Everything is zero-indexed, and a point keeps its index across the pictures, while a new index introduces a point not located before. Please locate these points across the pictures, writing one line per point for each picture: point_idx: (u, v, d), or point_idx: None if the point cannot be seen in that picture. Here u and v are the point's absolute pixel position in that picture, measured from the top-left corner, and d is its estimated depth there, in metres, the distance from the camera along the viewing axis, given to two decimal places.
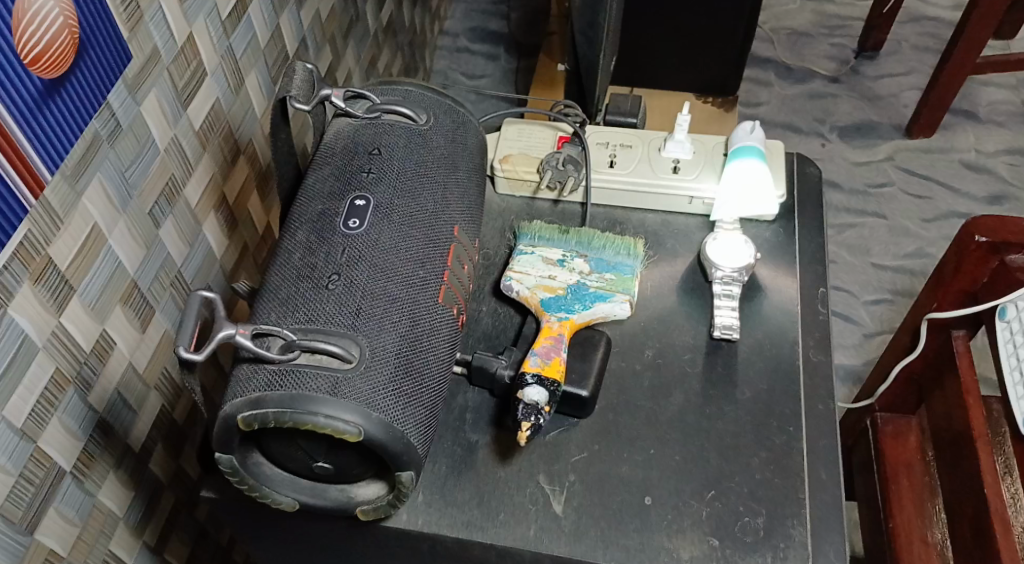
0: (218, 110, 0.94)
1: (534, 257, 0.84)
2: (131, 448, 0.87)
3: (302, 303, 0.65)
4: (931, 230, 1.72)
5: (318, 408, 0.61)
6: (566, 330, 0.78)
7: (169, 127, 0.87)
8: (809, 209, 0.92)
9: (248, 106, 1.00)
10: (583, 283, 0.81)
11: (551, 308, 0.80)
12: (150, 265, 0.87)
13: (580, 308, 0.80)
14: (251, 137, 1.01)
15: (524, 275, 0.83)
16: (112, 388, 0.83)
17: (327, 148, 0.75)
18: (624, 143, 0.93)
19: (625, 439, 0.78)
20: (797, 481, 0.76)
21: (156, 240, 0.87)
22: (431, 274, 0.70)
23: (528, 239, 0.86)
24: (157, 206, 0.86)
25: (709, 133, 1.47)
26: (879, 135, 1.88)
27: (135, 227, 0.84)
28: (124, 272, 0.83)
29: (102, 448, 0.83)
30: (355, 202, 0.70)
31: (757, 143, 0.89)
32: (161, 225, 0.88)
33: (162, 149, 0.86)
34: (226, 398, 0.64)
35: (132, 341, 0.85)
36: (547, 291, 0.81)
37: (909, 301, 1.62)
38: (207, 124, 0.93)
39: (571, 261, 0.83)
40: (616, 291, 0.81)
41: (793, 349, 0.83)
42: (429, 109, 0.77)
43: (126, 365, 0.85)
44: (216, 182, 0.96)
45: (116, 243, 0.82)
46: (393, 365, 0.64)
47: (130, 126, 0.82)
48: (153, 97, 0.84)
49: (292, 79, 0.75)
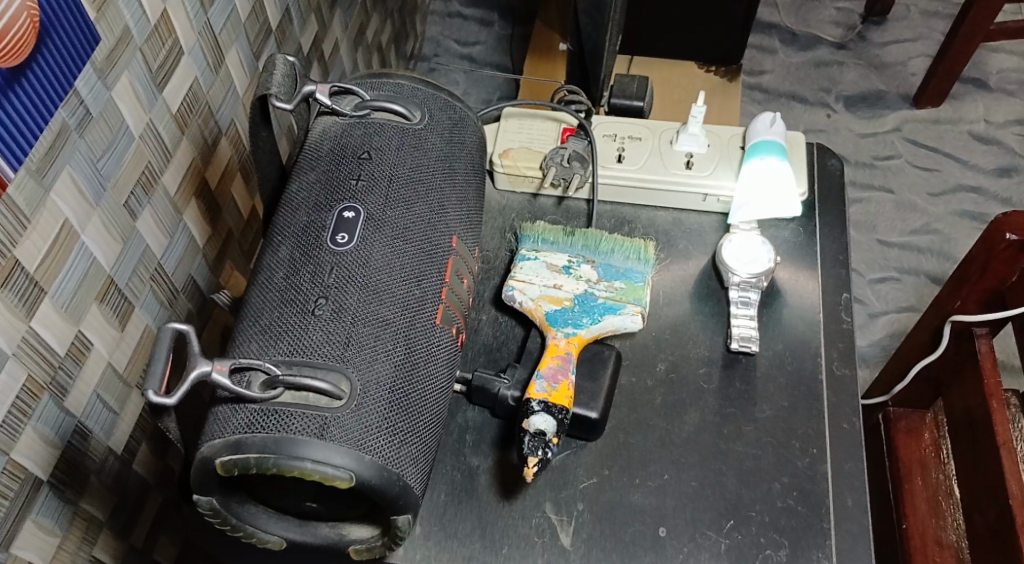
0: (196, 92, 0.87)
1: (537, 264, 0.78)
2: (113, 451, 0.81)
3: (286, 332, 0.59)
4: (939, 204, 1.66)
5: (305, 453, 0.55)
6: (574, 347, 0.73)
7: (144, 114, 0.79)
8: (830, 207, 0.87)
9: (228, 85, 0.92)
10: (591, 293, 0.75)
11: (557, 322, 0.74)
12: (128, 260, 0.80)
13: (588, 322, 0.74)
14: (232, 121, 0.94)
15: (527, 284, 0.77)
16: (89, 393, 0.77)
17: (312, 150, 0.69)
18: (633, 134, 0.86)
19: (635, 462, 0.73)
20: (823, 509, 0.72)
21: (134, 233, 0.80)
22: (428, 293, 0.64)
23: (530, 242, 0.79)
24: (133, 197, 0.80)
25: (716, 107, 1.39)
26: (885, 105, 1.81)
27: (110, 221, 0.77)
28: (100, 270, 0.76)
29: (86, 456, 0.77)
30: (344, 215, 0.64)
31: (779, 138, 0.82)
32: (139, 218, 0.81)
33: (136, 136, 0.79)
34: (203, 438, 0.58)
35: (110, 341, 0.79)
36: (553, 303, 0.75)
37: (916, 281, 1.57)
38: (185, 106, 0.85)
39: (578, 267, 0.77)
40: (626, 301, 0.75)
41: (815, 361, 0.79)
42: (424, 106, 0.70)
43: (104, 367, 0.78)
44: (194, 171, 0.88)
45: (90, 239, 0.75)
46: (387, 400, 0.58)
47: (102, 114, 0.75)
48: (126, 81, 0.77)
49: (272, 73, 0.68)
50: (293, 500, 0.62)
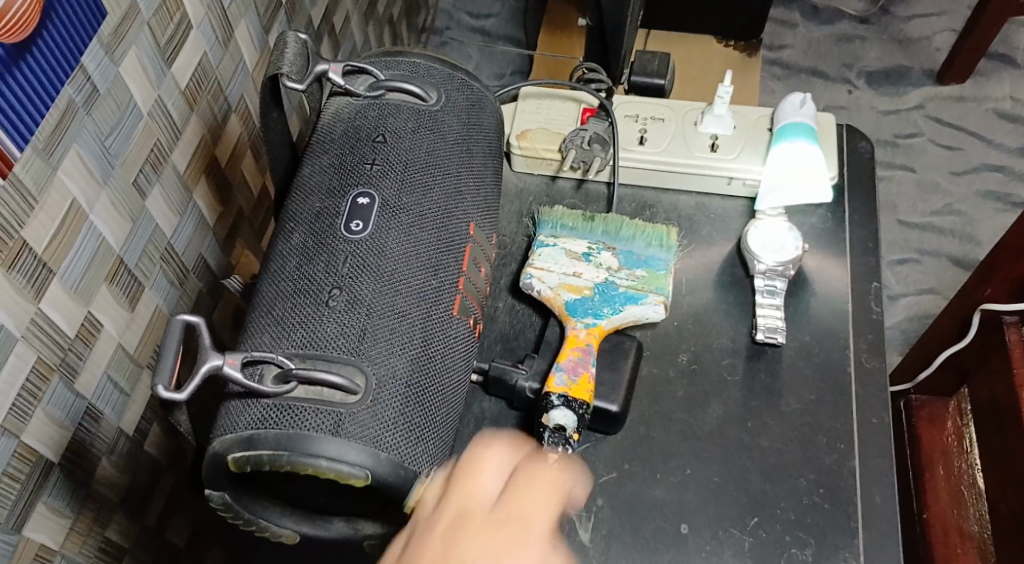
0: (205, 68, 0.84)
1: (556, 251, 0.75)
2: (124, 431, 0.78)
3: (299, 324, 0.57)
4: (961, 184, 1.62)
5: (320, 450, 0.53)
6: (594, 339, 0.70)
7: (153, 90, 0.77)
8: (859, 192, 0.84)
9: (237, 61, 0.89)
10: (612, 282, 0.73)
11: (577, 312, 0.72)
12: (137, 239, 0.77)
13: (609, 312, 0.71)
14: (241, 97, 0.91)
15: (546, 272, 0.74)
16: (100, 373, 0.74)
17: (325, 132, 0.66)
18: (655, 115, 0.83)
19: (657, 455, 0.71)
20: (850, 507, 0.70)
21: (144, 212, 0.78)
22: (446, 283, 0.61)
23: (549, 228, 0.76)
24: (142, 175, 0.77)
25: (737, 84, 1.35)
26: (908, 82, 1.76)
27: (119, 199, 0.74)
28: (109, 249, 0.74)
29: (98, 438, 0.75)
30: (358, 201, 0.61)
31: (807, 121, 0.79)
32: (147, 195, 0.78)
33: (145, 113, 0.76)
34: (214, 434, 0.55)
35: (120, 321, 0.76)
36: (572, 291, 0.73)
37: (938, 262, 1.54)
38: (194, 82, 0.82)
39: (598, 254, 0.74)
40: (648, 290, 0.72)
41: (843, 353, 0.76)
42: (440, 86, 0.68)
43: (114, 348, 0.76)
44: (204, 149, 0.85)
45: (99, 218, 0.72)
46: (404, 395, 0.56)
47: (109, 90, 0.72)
48: (134, 57, 0.74)
49: (283, 51, 0.65)
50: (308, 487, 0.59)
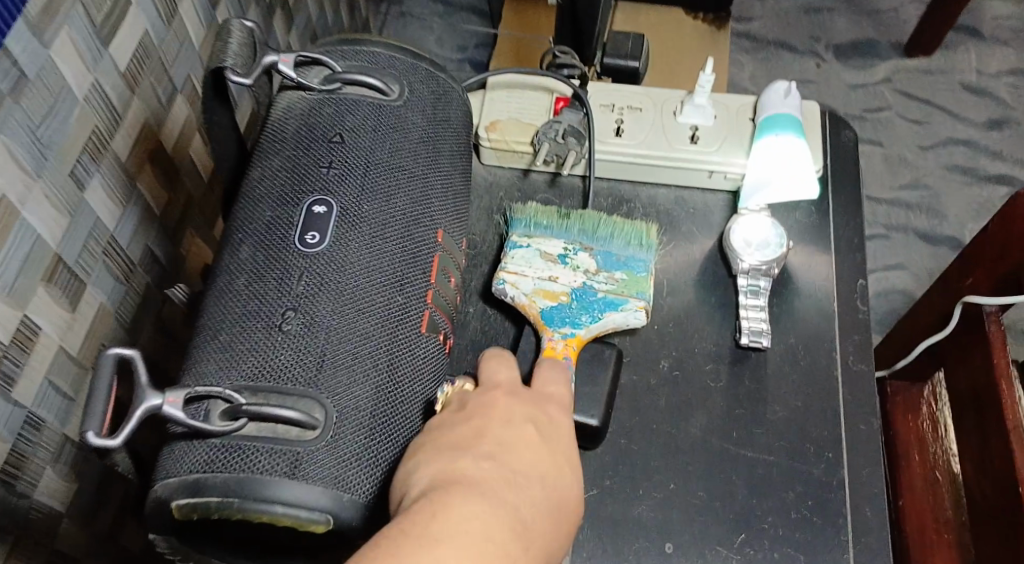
0: (148, 45, 0.74)
1: (530, 252, 0.71)
2: (70, 437, 0.68)
3: (251, 350, 0.52)
4: (929, 158, 1.45)
5: (275, 496, 0.49)
6: (572, 350, 0.66)
7: (89, 73, 0.67)
8: (844, 183, 0.80)
9: (185, 34, 0.79)
10: (590, 287, 0.69)
11: (553, 321, 0.67)
12: (77, 234, 0.68)
13: (587, 321, 0.67)
14: (190, 74, 0.80)
15: (520, 278, 0.69)
16: (39, 380, 0.65)
17: (276, 129, 0.61)
18: (631, 104, 0.79)
19: (638, 469, 0.68)
20: (841, 521, 0.67)
21: (83, 204, 0.68)
22: (412, 298, 0.56)
23: (522, 227, 0.72)
24: (81, 165, 0.67)
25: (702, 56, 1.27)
26: (878, 54, 1.57)
27: (55, 194, 0.65)
28: (46, 247, 0.65)
29: (39, 449, 0.66)
30: (314, 209, 0.56)
31: (793, 111, 0.75)
32: (87, 186, 0.68)
33: (81, 97, 0.67)
34: (157, 476, 0.51)
35: (60, 323, 0.67)
36: (547, 298, 0.68)
37: (906, 239, 1.37)
38: (137, 61, 0.72)
39: (575, 256, 0.70)
40: (629, 295, 0.68)
41: (830, 355, 0.73)
42: (403, 77, 0.62)
43: (55, 351, 0.66)
44: (149, 132, 0.75)
45: (32, 215, 0.64)
46: (367, 426, 0.52)
47: (38, 75, 0.63)
48: (66, 37, 0.65)
49: (227, 41, 0.60)
50: (285, 530, 0.50)
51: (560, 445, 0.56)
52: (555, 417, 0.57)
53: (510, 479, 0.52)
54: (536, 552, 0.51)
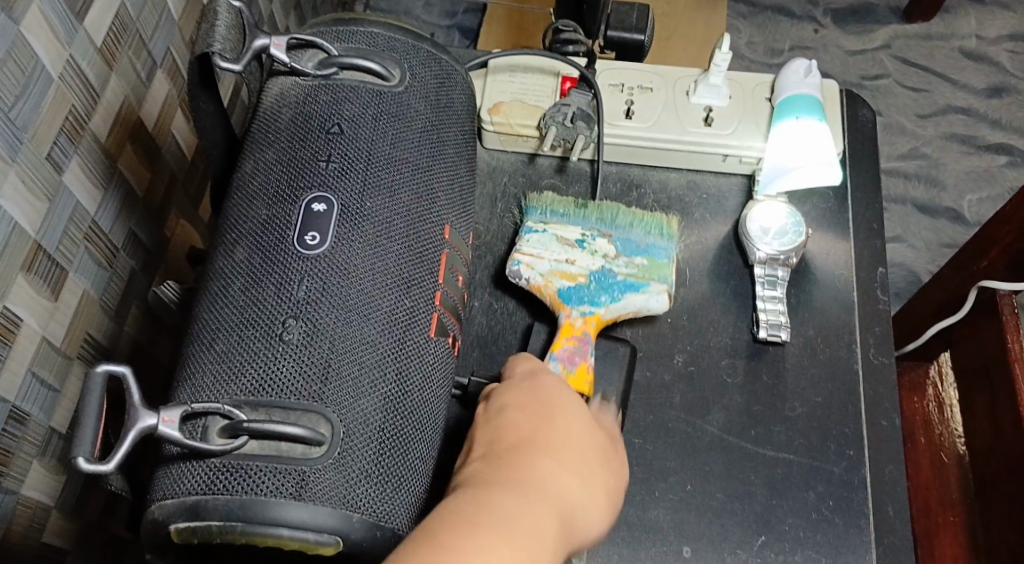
0: (124, 19, 0.68)
1: (547, 236, 0.67)
2: (56, 430, 0.64)
3: (249, 362, 0.48)
4: (928, 127, 1.36)
5: (281, 519, 0.45)
6: (591, 327, 0.64)
7: (63, 50, 0.62)
8: (863, 165, 0.77)
9: (161, 7, 0.73)
10: (610, 269, 0.65)
11: (570, 300, 0.65)
12: (57, 220, 0.63)
13: (607, 300, 0.64)
14: (168, 48, 0.74)
15: (536, 258, 0.66)
16: (23, 372, 0.61)
17: (268, 118, 0.57)
18: (641, 84, 0.75)
19: (654, 471, 0.65)
20: (863, 522, 0.64)
21: (61, 188, 0.63)
22: (419, 301, 0.53)
23: (538, 214, 0.69)
24: (58, 148, 0.62)
25: (698, 19, 1.18)
26: (876, 19, 1.46)
27: (33, 178, 0.60)
28: (24, 235, 0.60)
29: (24, 445, 0.61)
30: (313, 207, 0.52)
31: (812, 92, 0.71)
32: (65, 169, 0.63)
33: (55, 75, 0.62)
34: (153, 498, 0.47)
35: (41, 313, 0.62)
36: (565, 278, 0.65)
37: (906, 211, 1.29)
38: (113, 37, 0.67)
39: (593, 241, 0.66)
40: (650, 279, 0.65)
41: (849, 347, 0.70)
42: (403, 60, 0.58)
43: (38, 343, 0.62)
44: (129, 112, 0.70)
45: (8, 202, 0.59)
46: (376, 441, 0.49)
47: (8, 52, 0.58)
48: (36, 11, 0.59)
49: (213, 24, 0.55)
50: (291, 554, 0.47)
51: (546, 405, 0.57)
52: (537, 387, 0.58)
53: (506, 458, 0.54)
54: (554, 503, 0.52)
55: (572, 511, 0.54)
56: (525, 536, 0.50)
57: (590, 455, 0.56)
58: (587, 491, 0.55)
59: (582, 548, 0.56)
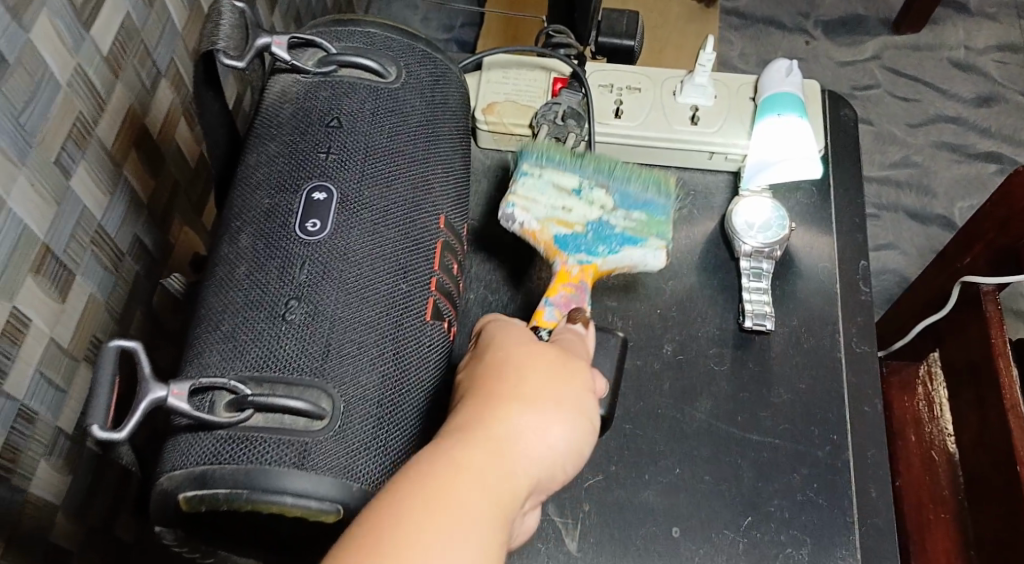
0: (130, 29, 0.71)
1: (543, 183, 0.68)
2: (62, 431, 0.66)
3: (254, 341, 0.51)
4: (918, 136, 1.38)
5: (284, 486, 0.47)
6: (589, 276, 0.67)
7: (71, 57, 0.65)
8: (847, 164, 0.80)
9: (166, 18, 0.76)
10: (607, 222, 0.68)
11: (568, 247, 0.68)
12: (64, 222, 0.65)
13: (605, 252, 0.67)
14: (172, 57, 0.77)
15: (530, 203, 0.68)
16: (31, 371, 0.63)
17: (271, 115, 0.59)
18: (631, 85, 0.78)
19: (645, 456, 0.67)
20: (847, 504, 0.66)
21: (68, 192, 0.66)
22: (416, 286, 0.55)
23: (533, 158, 0.69)
24: (66, 152, 0.65)
25: (688, 32, 1.21)
26: (866, 31, 1.49)
27: (43, 182, 0.63)
28: (33, 237, 0.63)
29: (32, 445, 0.64)
30: (314, 196, 0.55)
31: (794, 90, 0.74)
32: (73, 173, 0.66)
33: (63, 82, 0.64)
34: (162, 469, 0.50)
35: (49, 314, 0.64)
36: (562, 226, 0.68)
37: (898, 217, 1.32)
38: (119, 46, 0.70)
39: (590, 192, 0.68)
40: (648, 235, 0.67)
41: (833, 336, 0.72)
42: (400, 60, 0.60)
43: (45, 344, 0.64)
44: (135, 117, 0.72)
45: (18, 205, 0.61)
46: (374, 416, 0.51)
47: (19, 60, 0.60)
48: (45, 20, 0.62)
49: (218, 24, 0.58)
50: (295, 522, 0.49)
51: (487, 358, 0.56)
52: (484, 349, 0.57)
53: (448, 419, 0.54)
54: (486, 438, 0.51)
55: (514, 438, 0.52)
56: (450, 476, 0.49)
57: (532, 373, 0.54)
58: (527, 410, 0.53)
59: (571, 454, 0.54)
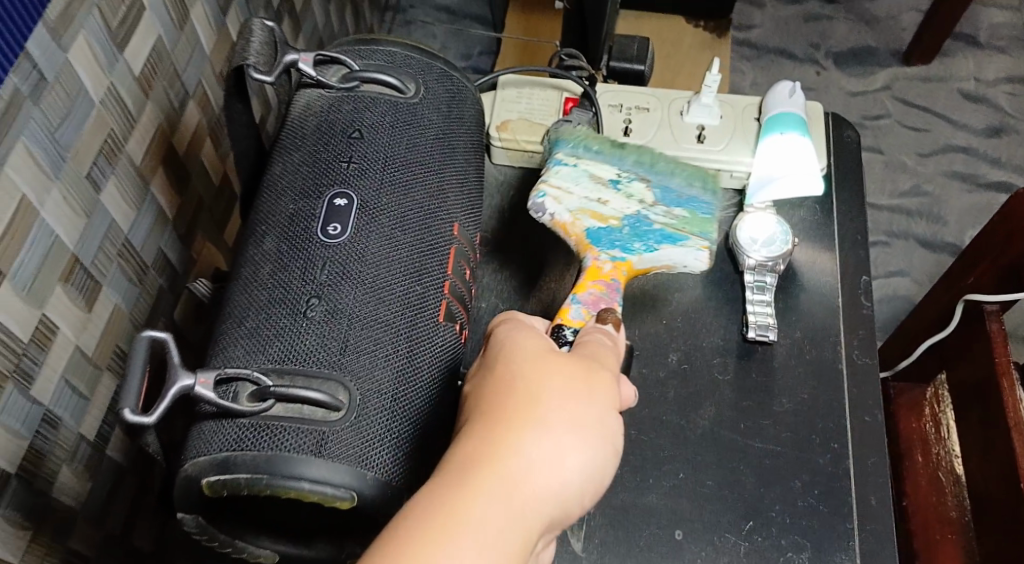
0: (161, 52, 0.75)
1: (578, 172, 0.71)
2: (83, 436, 0.69)
3: (276, 336, 0.54)
4: (928, 164, 1.41)
5: (301, 473, 0.50)
6: (621, 273, 0.69)
7: (105, 77, 0.68)
8: (850, 184, 0.82)
9: (195, 43, 0.80)
10: (645, 217, 0.70)
11: (601, 242, 0.70)
12: (93, 234, 0.68)
13: (641, 249, 0.69)
14: (200, 79, 0.81)
15: (563, 194, 0.71)
16: (57, 378, 0.65)
17: (295, 127, 0.62)
18: (639, 105, 0.81)
19: (650, 461, 0.70)
20: (846, 510, 0.68)
21: (98, 205, 0.68)
22: (430, 288, 0.58)
23: (569, 147, 0.73)
24: (96, 167, 0.68)
25: (700, 61, 1.24)
26: (877, 62, 1.52)
27: (75, 195, 0.66)
28: (64, 247, 0.65)
29: (56, 448, 0.66)
30: (335, 202, 0.58)
31: (798, 110, 0.77)
32: (103, 188, 0.69)
33: (97, 101, 0.67)
34: (186, 455, 0.52)
35: (75, 323, 0.67)
36: (596, 219, 0.70)
37: (908, 244, 1.34)
38: (149, 68, 0.73)
39: (628, 183, 0.71)
40: (689, 232, 0.70)
41: (835, 348, 0.74)
42: (419, 77, 0.64)
43: (71, 351, 0.67)
44: (163, 135, 0.76)
45: (51, 217, 0.64)
46: (389, 410, 0.53)
47: (57, 78, 0.64)
48: (83, 41, 0.65)
49: (249, 40, 0.61)
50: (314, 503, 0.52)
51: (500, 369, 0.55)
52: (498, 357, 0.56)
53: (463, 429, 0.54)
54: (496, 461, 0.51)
55: (526, 466, 0.51)
56: (454, 509, 0.49)
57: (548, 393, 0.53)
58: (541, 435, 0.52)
59: (588, 473, 0.53)
